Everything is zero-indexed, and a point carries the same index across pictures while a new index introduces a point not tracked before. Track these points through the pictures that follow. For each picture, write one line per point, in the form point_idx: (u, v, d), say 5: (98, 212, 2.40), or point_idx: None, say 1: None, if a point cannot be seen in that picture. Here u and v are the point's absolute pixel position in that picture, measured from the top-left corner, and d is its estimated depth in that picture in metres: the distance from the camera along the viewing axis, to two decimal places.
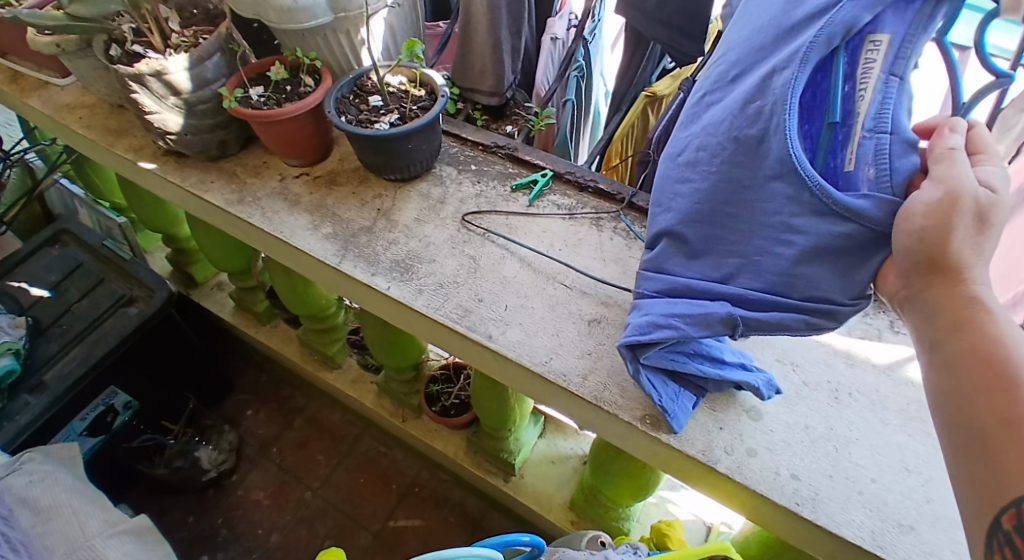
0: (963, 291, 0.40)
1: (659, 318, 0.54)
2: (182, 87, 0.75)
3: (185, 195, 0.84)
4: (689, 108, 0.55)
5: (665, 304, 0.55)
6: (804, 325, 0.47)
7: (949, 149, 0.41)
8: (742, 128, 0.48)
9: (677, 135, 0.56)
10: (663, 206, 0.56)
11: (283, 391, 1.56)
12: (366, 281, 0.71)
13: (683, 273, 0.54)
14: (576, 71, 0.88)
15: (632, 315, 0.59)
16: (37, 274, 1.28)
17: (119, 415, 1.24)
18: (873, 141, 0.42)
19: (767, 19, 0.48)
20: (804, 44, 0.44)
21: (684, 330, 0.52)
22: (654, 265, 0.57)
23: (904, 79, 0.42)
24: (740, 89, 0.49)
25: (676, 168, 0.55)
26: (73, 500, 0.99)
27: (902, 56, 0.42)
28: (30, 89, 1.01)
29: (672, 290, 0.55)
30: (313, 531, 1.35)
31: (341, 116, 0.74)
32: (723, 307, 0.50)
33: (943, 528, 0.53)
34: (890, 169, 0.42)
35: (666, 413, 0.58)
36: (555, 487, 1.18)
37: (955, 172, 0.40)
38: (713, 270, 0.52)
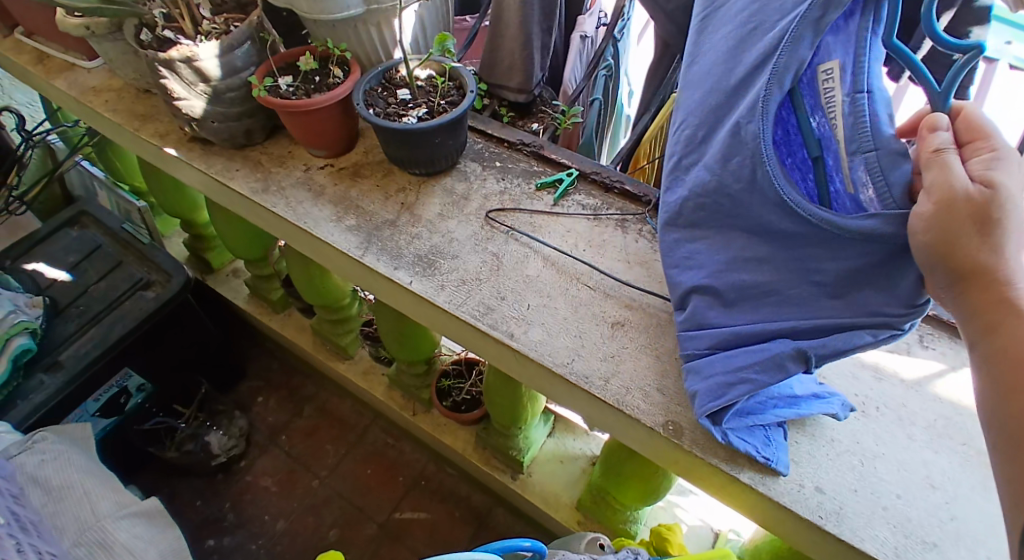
0: (996, 294, 0.39)
1: (728, 377, 0.53)
2: (211, 74, 0.75)
3: (208, 181, 0.84)
4: (667, 173, 0.59)
5: (714, 362, 0.55)
6: (871, 338, 0.48)
7: (938, 151, 0.40)
8: (730, 182, 0.51)
9: (668, 197, 0.59)
10: (678, 267, 0.59)
11: (293, 380, 1.56)
12: (388, 274, 0.71)
13: (727, 322, 0.55)
14: (604, 70, 0.87)
15: (693, 378, 0.57)
16: (56, 255, 1.29)
17: (133, 397, 1.25)
18: (861, 161, 0.43)
19: (713, 80, 0.52)
20: (762, 94, 0.47)
21: (761, 380, 0.52)
22: (695, 323, 0.58)
23: (874, 89, 0.43)
24: (716, 142, 0.52)
25: (678, 233, 0.59)
26: (84, 480, 1.00)
27: (857, 74, 0.43)
28: (57, 71, 1.01)
29: (721, 343, 0.55)
30: (319, 520, 1.36)
31: (369, 108, 0.74)
32: (786, 344, 0.51)
33: (966, 545, 0.52)
34: (886, 183, 0.42)
35: (771, 461, 0.56)
36: (564, 487, 1.18)
37: (947, 175, 0.39)
38: (753, 313, 0.54)
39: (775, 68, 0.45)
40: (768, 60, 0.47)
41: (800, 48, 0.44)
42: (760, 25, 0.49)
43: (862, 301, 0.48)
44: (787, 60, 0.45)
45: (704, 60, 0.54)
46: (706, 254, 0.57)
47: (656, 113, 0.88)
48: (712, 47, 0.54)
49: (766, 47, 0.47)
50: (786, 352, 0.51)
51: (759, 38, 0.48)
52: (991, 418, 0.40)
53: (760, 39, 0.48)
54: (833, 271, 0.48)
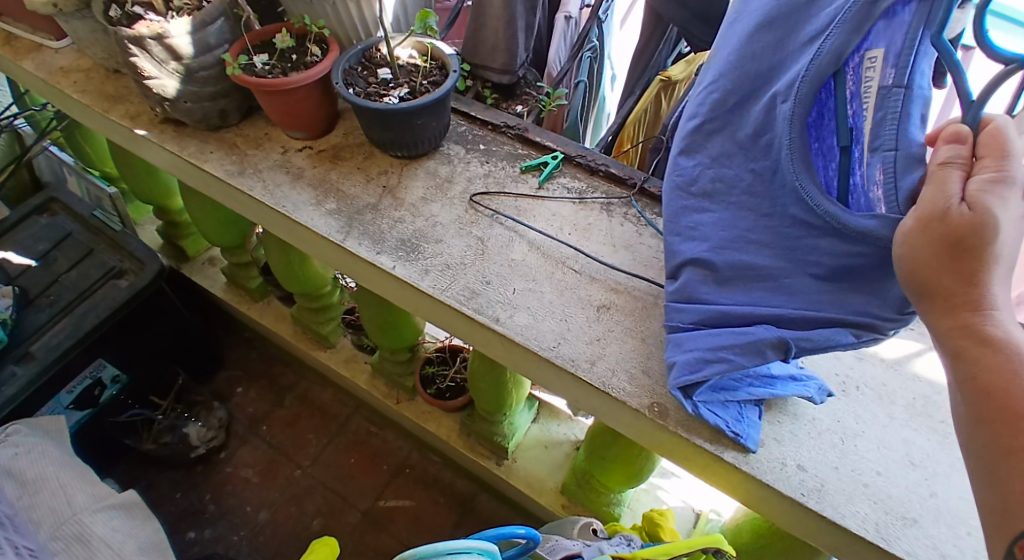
0: (963, 320, 0.38)
1: (706, 354, 0.54)
2: (183, 52, 0.72)
3: (181, 164, 0.81)
4: (685, 136, 0.59)
5: (695, 338, 0.56)
6: (854, 339, 0.48)
7: (942, 164, 0.39)
8: (756, 159, 0.53)
9: (680, 163, 0.60)
10: (680, 236, 0.59)
11: (274, 369, 1.54)
12: (369, 259, 0.70)
13: (714, 297, 0.56)
14: (589, 52, 0.86)
15: (672, 350, 0.58)
16: (25, 243, 1.25)
17: (107, 389, 1.22)
18: (880, 158, 0.42)
19: (749, 47, 0.52)
20: (801, 75, 0.46)
21: (737, 361, 0.52)
22: (684, 296, 0.58)
23: (913, 86, 0.41)
24: (749, 118, 0.53)
25: (690, 201, 0.59)
26: (59, 473, 0.97)
27: (900, 65, 0.41)
28: (24, 52, 0.96)
29: (708, 319, 0.56)
30: (302, 509, 1.34)
31: (348, 88, 0.72)
32: (770, 331, 0.51)
33: (945, 522, 0.53)
34: (895, 187, 0.41)
35: (741, 437, 0.56)
36: (548, 472, 1.18)
37: (938, 193, 0.38)
38: (744, 295, 0.54)
39: (820, 48, 0.45)
40: (817, 41, 0.46)
41: (848, 33, 0.43)
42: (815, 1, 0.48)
43: (852, 298, 0.48)
44: (835, 45, 0.44)
45: (749, 21, 0.53)
46: (712, 225, 0.56)
47: (642, 94, 0.87)
48: (756, 13, 0.52)
49: (819, 27, 0.46)
50: (767, 339, 0.51)
51: (812, 16, 0.48)
52: (969, 443, 0.39)
53: (813, 14, 0.48)
54: (830, 263, 0.48)
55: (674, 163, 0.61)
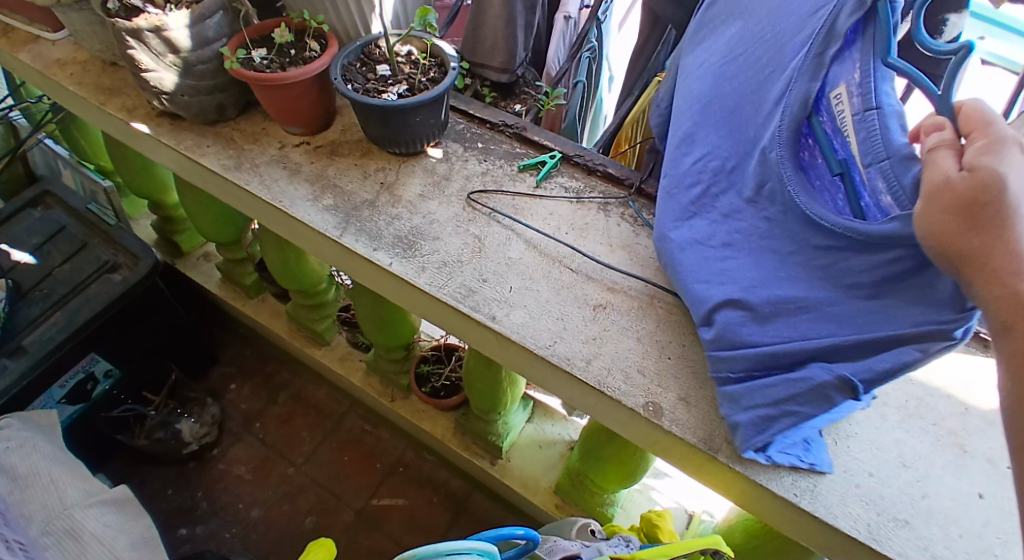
0: (1004, 290, 0.37)
1: (768, 410, 0.52)
2: (181, 45, 0.72)
3: (178, 158, 0.81)
4: (679, 205, 0.63)
5: (750, 392, 0.53)
6: (921, 355, 0.43)
7: (932, 148, 0.40)
8: (765, 208, 0.54)
9: (695, 224, 0.61)
10: (709, 282, 0.57)
11: (268, 367, 1.53)
12: (367, 255, 0.69)
13: (757, 340, 0.52)
14: (588, 52, 0.86)
15: (726, 403, 0.56)
16: (19, 236, 1.25)
17: (99, 384, 1.22)
18: (877, 170, 0.43)
19: (724, 120, 0.61)
20: (780, 125, 0.51)
21: (804, 411, 0.50)
22: (727, 343, 0.55)
23: (883, 105, 0.44)
24: (748, 174, 0.56)
25: (711, 251, 0.58)
26: (50, 468, 0.97)
27: (863, 92, 0.45)
28: (20, 44, 0.96)
29: (756, 364, 0.53)
30: (295, 507, 1.34)
31: (347, 84, 0.72)
32: (827, 371, 0.48)
33: (938, 523, 0.53)
34: (899, 185, 0.42)
35: (815, 466, 0.55)
36: (542, 471, 1.18)
37: (935, 174, 0.39)
38: (789, 330, 0.51)
39: (788, 99, 0.51)
40: (783, 97, 0.52)
41: (806, 81, 0.49)
42: (773, 64, 0.56)
43: (913, 311, 0.43)
44: (802, 90, 0.50)
45: (729, 95, 0.60)
46: (740, 270, 0.55)
47: (641, 95, 0.87)
48: (724, 95, 0.61)
49: (782, 84, 0.53)
50: (827, 382, 0.47)
51: (775, 73, 0.55)
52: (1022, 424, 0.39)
53: (774, 71, 0.55)
54: (869, 279, 0.46)
55: (682, 220, 0.63)
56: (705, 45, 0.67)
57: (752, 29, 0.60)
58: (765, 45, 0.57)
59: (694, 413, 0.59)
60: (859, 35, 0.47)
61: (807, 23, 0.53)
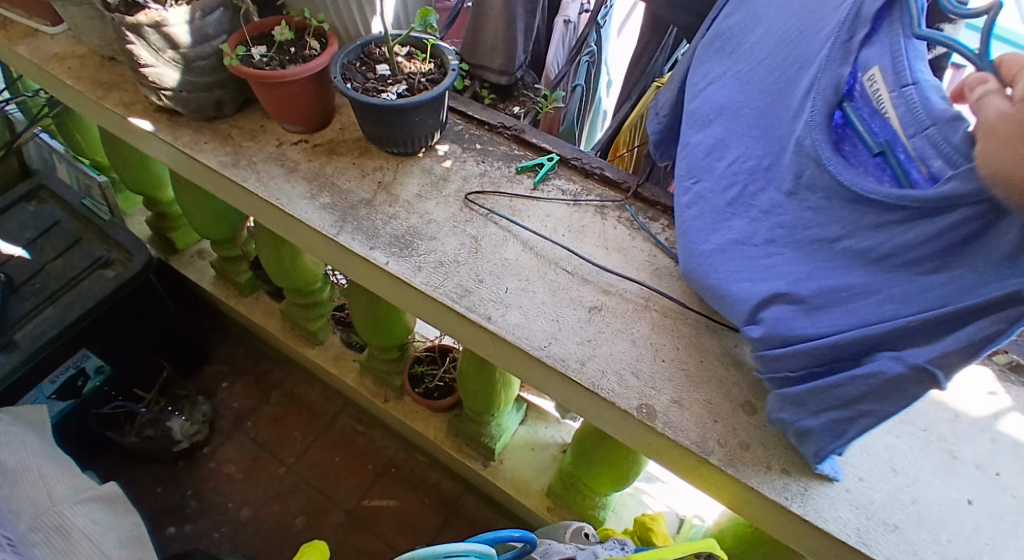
0: None
1: (840, 410, 0.50)
2: (181, 41, 0.72)
3: (175, 154, 0.81)
4: (714, 207, 0.62)
5: (815, 395, 0.51)
6: (1004, 326, 0.39)
7: (978, 104, 0.40)
8: (806, 201, 0.53)
9: (733, 225, 0.60)
10: (751, 279, 0.56)
11: (261, 365, 1.52)
12: (363, 254, 0.70)
13: (809, 334, 0.51)
14: (587, 56, 0.88)
15: (791, 409, 0.54)
16: (12, 230, 1.24)
17: (90, 380, 1.21)
18: (922, 138, 0.43)
19: (753, 117, 0.61)
20: (814, 112, 0.52)
21: (881, 409, 0.47)
22: (779, 340, 0.53)
23: (919, 81, 0.45)
24: (784, 167, 0.56)
25: (751, 250, 0.57)
26: (39, 464, 0.96)
27: (898, 70, 0.46)
28: (18, 37, 0.96)
29: (817, 360, 0.51)
30: (285, 507, 1.33)
31: (347, 82, 0.72)
32: (898, 360, 0.45)
33: (926, 528, 0.54)
34: (947, 147, 0.42)
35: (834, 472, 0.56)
36: (534, 474, 1.18)
37: (985, 118, 0.39)
38: (848, 320, 0.49)
39: (819, 87, 0.52)
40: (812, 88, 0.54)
41: (836, 65, 0.51)
42: (797, 56, 0.57)
43: (991, 279, 0.40)
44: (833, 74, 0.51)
45: (755, 93, 0.62)
46: (786, 263, 0.54)
47: (639, 101, 0.88)
48: (750, 95, 0.62)
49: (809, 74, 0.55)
50: (900, 373, 0.45)
51: (800, 64, 0.56)
52: None
53: (799, 63, 0.57)
54: (931, 251, 0.43)
55: (721, 221, 0.61)
56: (716, 52, 0.68)
57: (768, 29, 0.62)
58: (785, 42, 0.59)
59: (687, 417, 0.59)
60: (885, 18, 0.49)
61: (828, 16, 0.55)
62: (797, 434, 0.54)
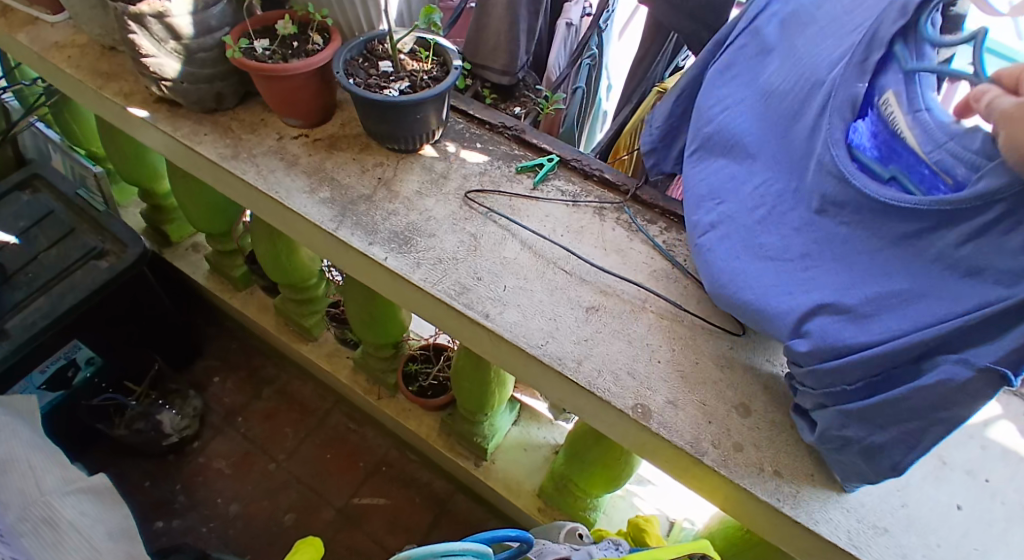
0: None
1: (908, 421, 0.47)
2: (183, 32, 0.72)
3: (174, 145, 0.80)
4: (740, 226, 0.61)
5: (879, 409, 0.48)
6: None
7: (989, 109, 0.42)
8: (838, 217, 0.53)
9: (764, 241, 0.59)
10: (791, 291, 0.55)
11: (254, 361, 1.52)
12: (362, 250, 0.70)
13: (860, 345, 0.49)
14: (589, 59, 0.88)
15: (853, 425, 0.51)
16: (5, 219, 1.23)
17: (81, 371, 1.21)
18: (944, 151, 0.45)
19: (771, 141, 0.62)
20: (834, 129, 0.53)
21: (951, 416, 0.45)
22: (830, 352, 0.51)
23: (930, 107, 0.48)
24: (810, 186, 0.56)
25: (787, 265, 0.56)
26: (28, 455, 0.96)
27: (913, 94, 0.49)
28: (17, 24, 0.95)
29: (875, 371, 0.48)
30: (275, 503, 1.33)
31: (349, 78, 0.72)
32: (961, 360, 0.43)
33: (916, 531, 0.55)
34: (972, 159, 0.44)
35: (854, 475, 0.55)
36: (526, 475, 1.18)
37: (1004, 112, 0.40)
38: (899, 324, 0.47)
39: (835, 105, 0.54)
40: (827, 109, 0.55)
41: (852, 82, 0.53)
42: (810, 77, 0.59)
43: None
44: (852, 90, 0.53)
45: (769, 115, 0.63)
46: (826, 276, 0.53)
47: (640, 104, 0.89)
48: (765, 118, 0.63)
49: (824, 95, 0.56)
50: (969, 379, 0.42)
51: (814, 85, 0.58)
52: None
53: (812, 84, 0.58)
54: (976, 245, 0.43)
55: (751, 237, 0.60)
56: (720, 77, 0.69)
57: (776, 54, 0.64)
58: (796, 67, 0.61)
59: (682, 417, 0.60)
60: (896, 44, 0.52)
61: (838, 44, 0.58)
62: (864, 451, 0.51)
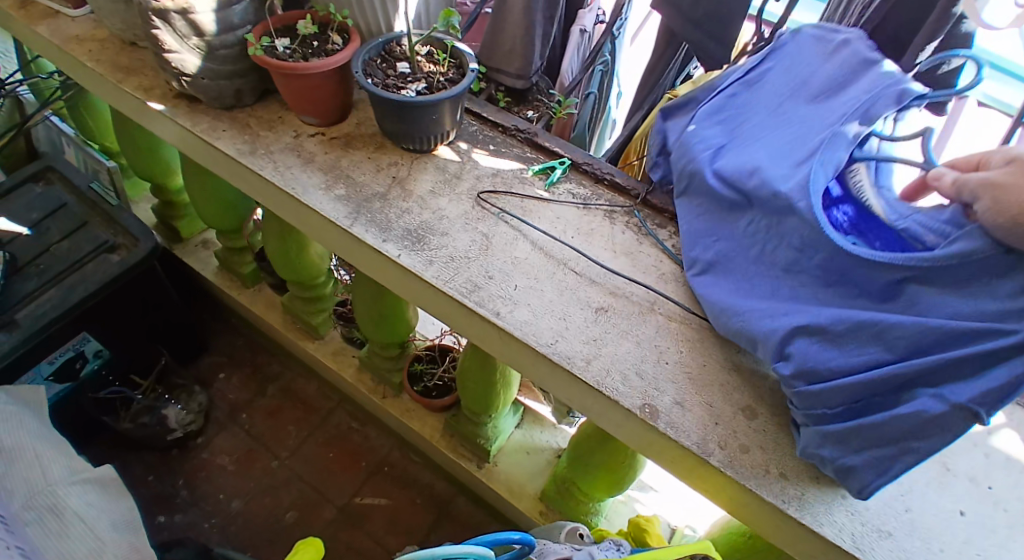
0: None
1: (885, 449, 0.49)
2: (206, 29, 0.73)
3: (192, 139, 0.82)
4: (734, 272, 0.63)
5: (859, 432, 0.50)
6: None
7: (956, 185, 0.47)
8: (815, 264, 0.55)
9: (751, 284, 0.60)
10: (770, 318, 0.56)
11: (259, 358, 1.52)
12: (376, 246, 0.71)
13: (843, 367, 0.50)
14: (602, 65, 0.90)
15: (829, 445, 0.53)
16: (18, 211, 1.25)
17: (89, 363, 1.22)
18: (915, 221, 0.49)
19: (736, 181, 0.62)
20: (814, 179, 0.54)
21: (924, 447, 0.48)
22: (812, 376, 0.52)
23: (882, 185, 0.54)
24: (787, 230, 0.57)
25: (767, 307, 0.57)
26: (34, 444, 0.97)
27: (881, 172, 0.54)
28: (38, 17, 0.97)
29: (857, 397, 0.50)
30: (277, 501, 1.33)
31: (367, 78, 0.74)
32: (940, 396, 0.46)
33: (919, 536, 0.55)
34: (941, 231, 0.48)
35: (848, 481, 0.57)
36: (528, 478, 1.19)
37: (982, 182, 0.45)
38: (877, 358, 0.49)
39: (819, 159, 0.55)
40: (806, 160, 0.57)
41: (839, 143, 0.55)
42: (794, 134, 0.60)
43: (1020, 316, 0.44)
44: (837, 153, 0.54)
45: (740, 156, 0.63)
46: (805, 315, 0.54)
47: (650, 111, 0.90)
48: (739, 156, 0.63)
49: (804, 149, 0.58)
50: (944, 411, 0.46)
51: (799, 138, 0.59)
52: None
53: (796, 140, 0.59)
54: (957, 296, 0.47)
55: (744, 278, 0.61)
56: (704, 122, 0.70)
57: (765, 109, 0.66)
58: (783, 125, 0.63)
59: (690, 418, 0.60)
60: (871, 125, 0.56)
61: (826, 107, 0.60)
62: (837, 471, 0.52)
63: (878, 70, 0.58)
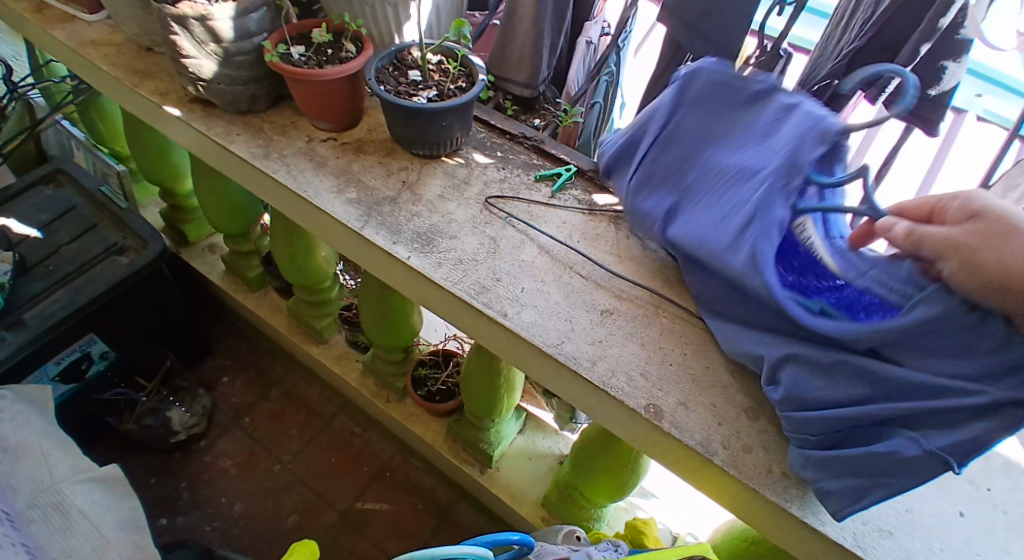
0: None
1: (859, 483, 0.51)
2: (223, 35, 0.75)
3: (206, 143, 0.83)
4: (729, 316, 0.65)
5: (837, 460, 0.52)
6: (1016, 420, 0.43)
7: (910, 235, 0.47)
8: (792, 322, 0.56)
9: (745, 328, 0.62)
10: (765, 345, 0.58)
11: (262, 362, 1.53)
12: (386, 248, 0.72)
13: (827, 398, 0.52)
14: (607, 76, 0.92)
15: (812, 468, 0.54)
16: (27, 212, 1.27)
17: (94, 365, 1.23)
18: (873, 280, 0.50)
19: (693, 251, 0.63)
20: (762, 252, 0.55)
21: (896, 483, 0.49)
22: (799, 403, 0.54)
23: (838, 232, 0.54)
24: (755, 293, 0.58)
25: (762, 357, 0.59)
26: (40, 442, 0.98)
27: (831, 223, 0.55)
28: (54, 22, 0.99)
29: (835, 426, 0.52)
30: (279, 504, 1.33)
31: (380, 85, 0.76)
32: (915, 444, 0.47)
33: (918, 536, 0.56)
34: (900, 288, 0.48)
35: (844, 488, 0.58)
36: (530, 484, 1.19)
37: (940, 242, 0.44)
38: (859, 393, 0.51)
39: (761, 230, 0.56)
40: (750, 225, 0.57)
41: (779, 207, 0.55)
42: (730, 190, 0.60)
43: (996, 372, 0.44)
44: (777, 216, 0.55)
45: (690, 218, 0.64)
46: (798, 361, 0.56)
47: None
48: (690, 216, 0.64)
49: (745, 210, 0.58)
50: (916, 456, 0.47)
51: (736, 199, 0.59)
52: None
53: (733, 199, 0.59)
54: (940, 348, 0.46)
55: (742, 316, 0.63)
56: (641, 174, 0.70)
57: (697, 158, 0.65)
58: (714, 177, 0.63)
59: (693, 417, 0.62)
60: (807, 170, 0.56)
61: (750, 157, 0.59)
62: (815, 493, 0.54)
63: (800, 119, 0.56)
